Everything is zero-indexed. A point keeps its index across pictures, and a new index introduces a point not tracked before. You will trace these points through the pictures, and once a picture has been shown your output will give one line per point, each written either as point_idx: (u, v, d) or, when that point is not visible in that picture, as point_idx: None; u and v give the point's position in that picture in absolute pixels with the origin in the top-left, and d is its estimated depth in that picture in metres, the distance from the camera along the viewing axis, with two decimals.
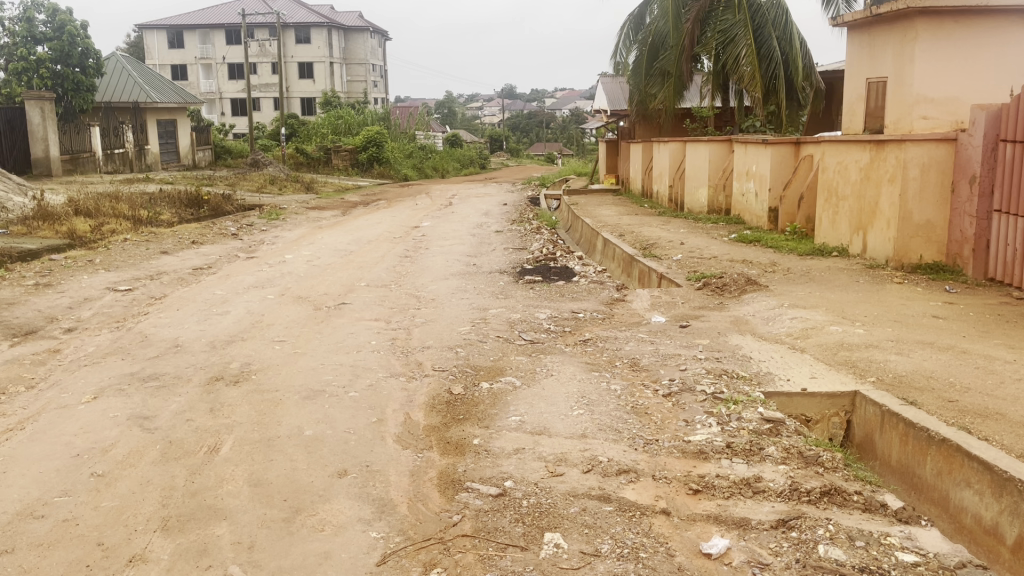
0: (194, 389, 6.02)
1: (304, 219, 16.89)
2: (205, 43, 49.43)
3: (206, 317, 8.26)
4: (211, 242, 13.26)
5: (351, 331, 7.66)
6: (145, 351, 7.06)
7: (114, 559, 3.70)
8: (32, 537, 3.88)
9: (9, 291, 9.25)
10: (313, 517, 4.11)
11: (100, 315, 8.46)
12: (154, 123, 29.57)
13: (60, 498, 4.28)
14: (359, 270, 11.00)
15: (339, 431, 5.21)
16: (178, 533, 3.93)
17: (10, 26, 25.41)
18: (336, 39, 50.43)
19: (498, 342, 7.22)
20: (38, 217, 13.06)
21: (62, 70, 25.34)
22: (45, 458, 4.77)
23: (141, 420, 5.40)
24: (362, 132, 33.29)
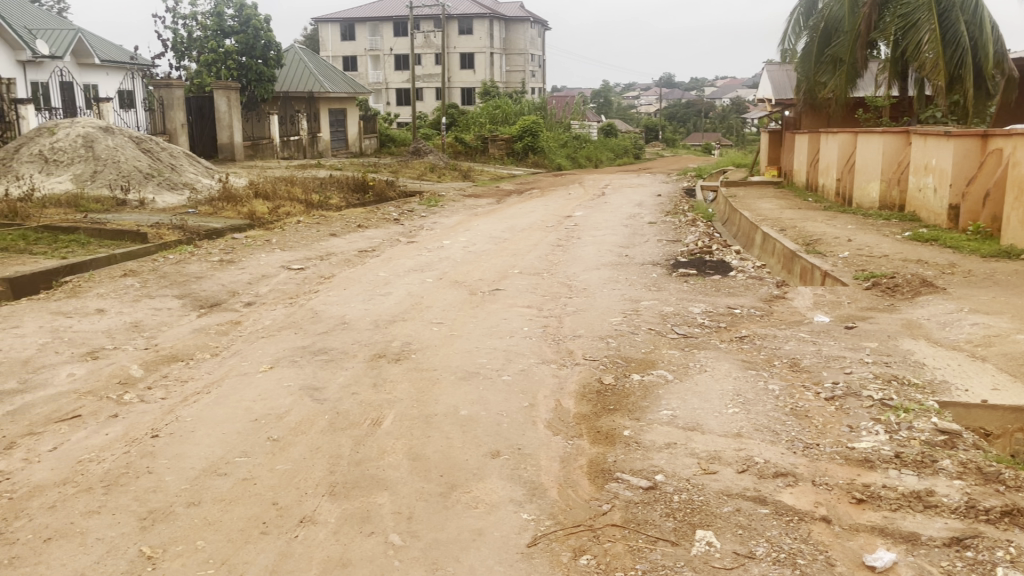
0: (359, 364, 6.37)
1: (462, 206, 17.35)
2: (374, 35, 51.77)
3: (371, 297, 8.69)
4: (375, 227, 13.89)
5: (504, 317, 7.82)
6: (316, 326, 7.52)
7: (287, 519, 3.98)
8: (217, 492, 4.24)
9: (198, 266, 10.10)
10: (468, 494, 4.25)
11: (275, 291, 9.06)
12: (326, 112, 31.28)
13: (240, 458, 4.65)
14: (513, 257, 11.19)
15: (493, 413, 5.35)
16: (343, 499, 4.18)
17: (202, 21, 27.70)
18: (497, 30, 51.31)
19: (650, 334, 7.15)
20: (224, 199, 14.20)
21: (246, 61, 27.32)
22: (228, 421, 5.21)
23: (311, 390, 5.77)
24: (519, 121, 33.67)
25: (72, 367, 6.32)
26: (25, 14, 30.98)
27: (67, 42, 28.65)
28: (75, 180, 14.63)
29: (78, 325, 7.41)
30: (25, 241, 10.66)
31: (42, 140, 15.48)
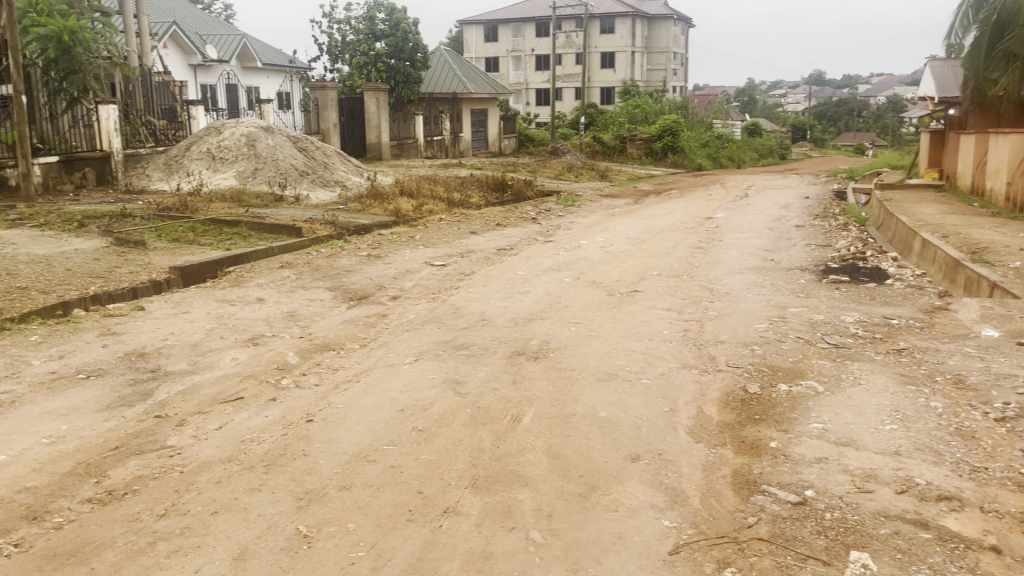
0: (499, 361, 6.46)
1: (599, 206, 17.30)
2: (516, 36, 52.50)
3: (510, 295, 8.81)
4: (514, 225, 14.07)
5: (644, 319, 7.72)
6: (457, 322, 7.70)
7: (432, 508, 4.09)
8: (366, 478, 4.41)
9: (348, 260, 10.58)
10: (608, 496, 4.23)
11: (419, 286, 9.34)
12: (468, 112, 31.96)
13: (387, 446, 4.82)
14: (652, 259, 11.04)
15: (633, 416, 5.29)
16: (485, 493, 4.26)
17: (356, 25, 28.98)
18: (639, 28, 50.79)
19: (798, 343, 6.87)
20: (372, 197, 14.79)
21: (395, 64, 28.39)
22: (376, 409, 5.41)
23: (454, 384, 5.91)
24: (660, 121, 33.18)
25: (235, 351, 6.75)
26: (198, 21, 33.35)
27: (233, 47, 30.71)
28: (239, 177, 15.65)
29: (240, 313, 7.91)
30: (194, 232, 11.49)
31: (210, 139, 16.69)
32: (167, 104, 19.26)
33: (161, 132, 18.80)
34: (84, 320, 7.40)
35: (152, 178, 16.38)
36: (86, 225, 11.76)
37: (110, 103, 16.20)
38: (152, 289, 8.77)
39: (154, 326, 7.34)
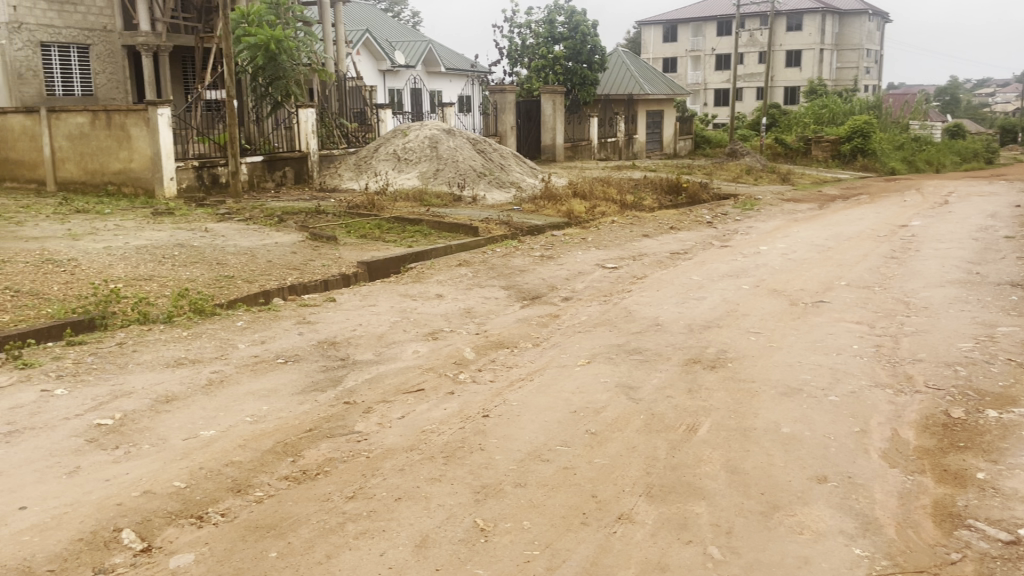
0: (674, 368, 6.32)
1: (779, 211, 16.58)
2: (696, 36, 51.38)
3: (685, 300, 8.61)
4: (689, 229, 13.75)
5: (831, 332, 7.29)
6: (631, 325, 7.61)
7: (606, 513, 4.06)
8: (540, 476, 4.45)
9: (522, 260, 10.75)
10: (792, 517, 4.02)
11: (591, 288, 9.34)
12: (644, 114, 31.66)
13: (561, 447, 4.84)
14: (838, 268, 10.43)
15: (819, 434, 5.01)
16: (661, 502, 4.17)
17: (536, 29, 29.50)
18: (829, 25, 48.25)
19: (1009, 366, 6.24)
20: (546, 199, 14.96)
21: (573, 66, 28.59)
22: (550, 409, 5.44)
23: (628, 389, 5.84)
24: (849, 122, 31.38)
25: (416, 344, 7.03)
26: (389, 28, 35.13)
27: (419, 52, 32.19)
28: (421, 177, 16.33)
29: (421, 307, 8.23)
30: (380, 229, 12.09)
31: (397, 141, 17.56)
32: (358, 107, 20.41)
33: (353, 134, 19.86)
34: (283, 309, 7.97)
35: (343, 178, 17.43)
36: (285, 220, 12.68)
37: (309, 107, 17.34)
38: (341, 283, 9.28)
39: (343, 316, 7.78)
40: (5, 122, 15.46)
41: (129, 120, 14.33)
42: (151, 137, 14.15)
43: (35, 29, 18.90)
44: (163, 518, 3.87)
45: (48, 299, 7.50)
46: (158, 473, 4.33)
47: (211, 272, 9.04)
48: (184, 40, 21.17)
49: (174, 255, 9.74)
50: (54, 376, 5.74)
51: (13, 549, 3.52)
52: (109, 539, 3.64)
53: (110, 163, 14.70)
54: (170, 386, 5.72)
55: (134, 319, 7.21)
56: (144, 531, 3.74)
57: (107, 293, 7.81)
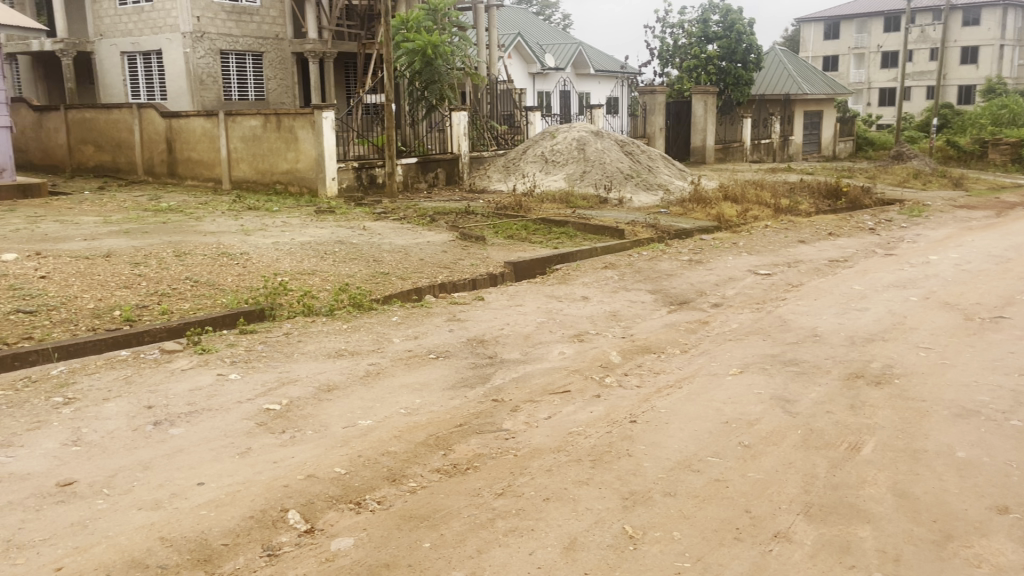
0: (834, 382, 6.00)
1: (951, 218, 15.44)
2: (861, 32, 48.68)
3: (845, 311, 8.17)
4: (849, 235, 13.05)
5: (1011, 351, 6.70)
6: (786, 335, 7.30)
7: (761, 530, 3.90)
8: (691, 487, 4.34)
9: (670, 264, 10.56)
10: (968, 548, 3.72)
11: (743, 294, 9.05)
12: (801, 114, 30.39)
13: (712, 458, 4.70)
14: (1020, 281, 9.57)
15: (999, 461, 4.61)
16: (820, 523, 3.96)
17: (689, 29, 28.96)
18: (1012, 18, 44.50)
19: None
20: (695, 201, 14.64)
21: (726, 66, 27.84)
22: (700, 418, 5.31)
23: (784, 401, 5.60)
24: None
25: (562, 346, 7.04)
26: (540, 31, 35.50)
27: (569, 54, 32.36)
28: (568, 179, 16.39)
29: (567, 309, 8.25)
30: (527, 230, 12.23)
31: (545, 144, 17.74)
32: (508, 110, 20.75)
33: (503, 135, 20.23)
34: (434, 305, 8.20)
35: (492, 179, 17.76)
36: (436, 220, 13.05)
37: (462, 110, 17.79)
38: (489, 282, 9.46)
39: (491, 315, 7.92)
40: (188, 125, 16.77)
41: (297, 123, 15.23)
42: (316, 139, 14.98)
43: (216, 38, 20.40)
44: (324, 502, 4.07)
45: (224, 289, 8.07)
46: (321, 458, 4.56)
47: (368, 269, 9.43)
48: (347, 47, 22.25)
49: (335, 251, 10.26)
50: (229, 361, 6.17)
51: (193, 521, 3.79)
52: (277, 518, 3.86)
53: (279, 164, 15.66)
54: (331, 375, 6.02)
55: (299, 310, 7.65)
56: (307, 513, 3.94)
57: (275, 286, 8.32)
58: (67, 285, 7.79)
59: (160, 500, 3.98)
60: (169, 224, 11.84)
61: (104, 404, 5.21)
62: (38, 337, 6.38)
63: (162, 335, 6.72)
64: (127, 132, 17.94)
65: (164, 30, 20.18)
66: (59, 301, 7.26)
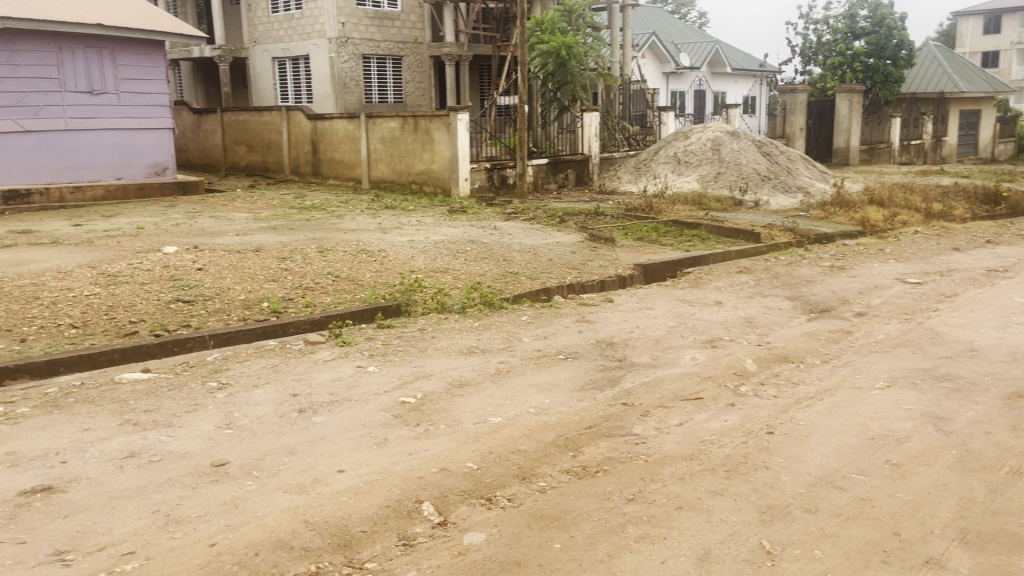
0: (993, 401, 5.57)
1: None
2: None
3: (1005, 325, 7.57)
4: (1010, 244, 12.08)
5: None
6: (938, 349, 6.84)
7: (911, 554, 3.67)
8: (834, 504, 4.13)
9: (809, 270, 10.13)
10: None
11: (890, 304, 8.55)
12: (956, 113, 28.45)
13: (856, 475, 4.46)
14: None
15: None
16: (978, 551, 3.69)
17: (834, 24, 27.76)
18: None
19: None
20: (837, 205, 13.98)
21: (874, 63, 26.49)
22: (843, 433, 5.05)
23: (936, 419, 5.24)
24: None
25: (695, 351, 6.88)
26: (676, 30, 34.89)
27: (705, 53, 31.62)
28: (701, 181, 16.04)
29: (700, 314, 8.05)
30: (657, 233, 12.03)
31: (679, 144, 17.45)
32: (641, 110, 20.52)
33: (634, 136, 20.04)
34: (564, 306, 8.19)
35: (622, 180, 17.63)
36: (566, 220, 13.09)
37: (594, 111, 17.76)
38: (618, 283, 9.36)
39: (622, 318, 7.83)
40: (332, 127, 17.53)
41: (433, 125, 15.64)
42: (451, 140, 15.33)
43: (359, 43, 21.23)
44: (457, 496, 4.14)
45: (362, 285, 8.38)
46: (454, 453, 4.64)
47: (499, 268, 9.54)
48: (482, 49, 22.65)
49: (467, 250, 10.45)
50: (367, 354, 6.39)
51: (335, 506, 3.94)
52: (412, 509, 3.96)
53: (415, 164, 16.11)
54: (463, 371, 6.13)
55: (433, 307, 7.83)
56: (441, 506, 4.03)
57: (411, 283, 8.56)
58: (221, 277, 8.30)
59: (303, 484, 4.17)
60: (312, 221, 12.40)
61: (254, 391, 5.52)
62: (196, 325, 6.83)
63: (306, 327, 7.04)
64: (276, 134, 18.95)
65: (311, 36, 21.16)
66: (214, 292, 7.74)
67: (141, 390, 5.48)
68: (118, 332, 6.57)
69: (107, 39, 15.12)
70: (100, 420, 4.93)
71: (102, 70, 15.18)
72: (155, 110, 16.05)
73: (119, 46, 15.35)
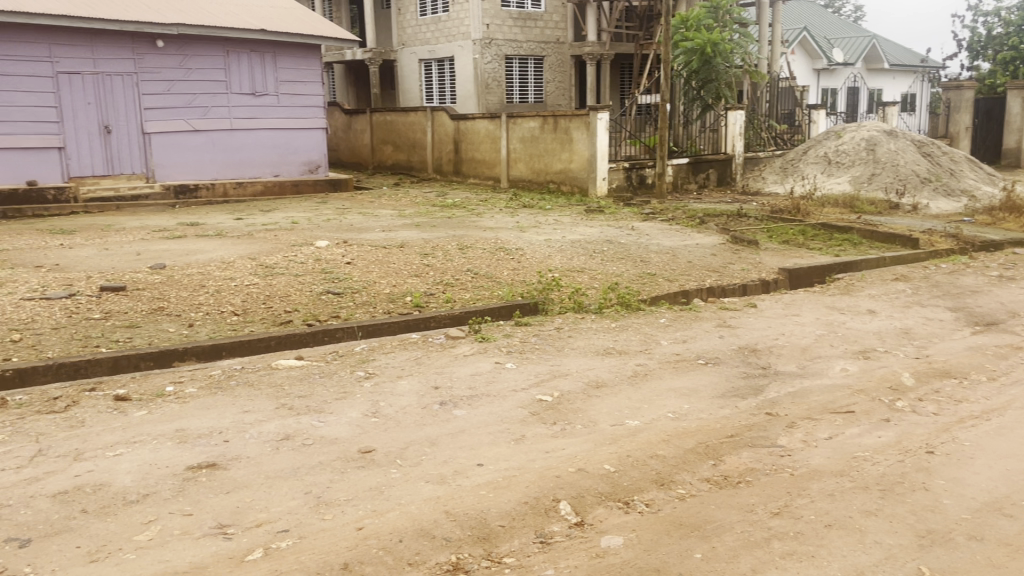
0: None
1: None
2: None
3: None
4: None
5: None
6: None
7: None
8: (1003, 533, 3.81)
9: (974, 279, 9.42)
10: None
11: None
12: None
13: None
14: None
15: None
16: None
17: (1006, 16, 25.77)
18: None
19: None
20: (1006, 209, 12.93)
21: None
22: (1013, 456, 4.65)
23: None
24: None
25: (845, 362, 6.53)
26: (828, 25, 33.41)
27: (861, 48, 30.06)
28: (853, 182, 15.28)
29: (851, 322, 7.64)
30: (804, 236, 11.52)
31: (830, 143, 16.69)
32: (788, 109, 19.76)
33: (781, 135, 19.30)
34: (704, 310, 7.99)
35: (767, 180, 17.06)
36: (706, 221, 12.78)
37: (738, 109, 17.22)
38: (761, 288, 9.03)
39: (765, 324, 7.55)
40: (473, 127, 17.89)
41: (573, 124, 15.65)
42: (591, 139, 15.30)
43: (503, 44, 21.56)
44: (594, 497, 4.11)
45: (500, 282, 8.50)
46: (591, 454, 4.62)
47: (637, 269, 9.42)
48: (624, 48, 22.48)
49: (605, 250, 10.39)
50: (505, 351, 6.46)
51: (475, 499, 4.01)
52: (550, 508, 3.96)
53: (553, 163, 16.17)
54: (601, 372, 6.09)
55: (570, 306, 7.83)
56: (579, 506, 4.01)
57: (549, 281, 8.60)
58: (368, 271, 8.62)
59: (444, 476, 4.26)
60: (453, 219, 12.71)
61: (398, 382, 5.70)
62: (344, 316, 7.13)
63: (446, 322, 7.21)
64: (420, 133, 19.53)
65: (456, 37, 21.67)
66: (361, 285, 8.06)
67: (295, 376, 5.78)
68: (275, 320, 6.95)
69: (269, 44, 16.07)
70: (258, 402, 5.24)
71: (264, 73, 16.13)
72: (310, 111, 16.89)
73: (279, 50, 16.27)
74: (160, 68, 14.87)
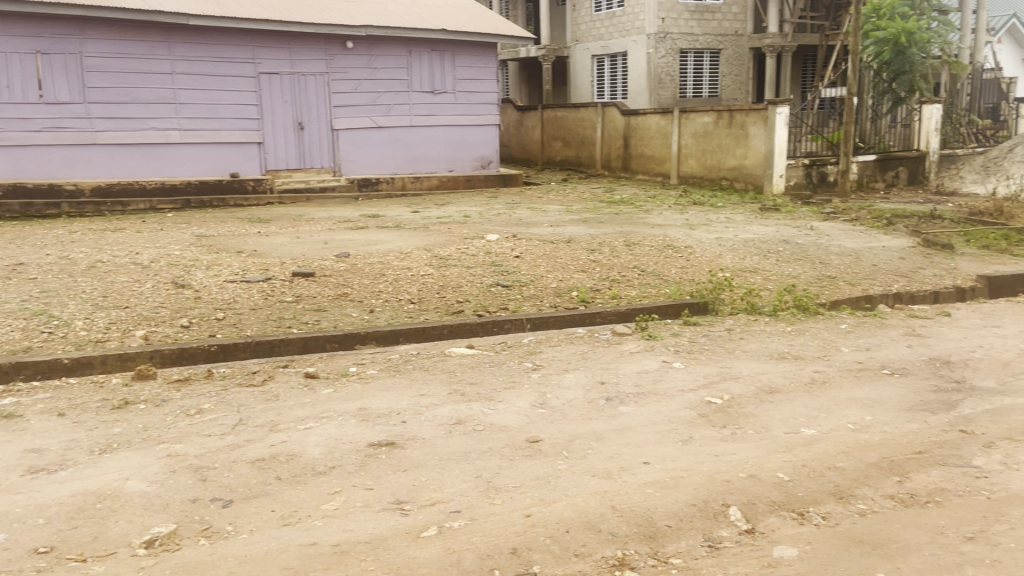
0: None
1: None
2: None
3: None
4: None
5: None
6: None
7: None
8: None
9: None
10: None
11: None
12: None
13: None
14: None
15: None
16: None
17: None
18: None
19: None
20: None
21: None
22: None
23: None
24: None
25: None
26: None
27: None
28: None
29: None
30: (1008, 241, 10.54)
31: None
32: (993, 102, 18.11)
33: (983, 131, 17.74)
34: (890, 317, 7.50)
35: (965, 180, 15.97)
36: (894, 222, 11.95)
37: (935, 102, 16.00)
38: (955, 295, 8.35)
39: (960, 335, 6.98)
40: (645, 122, 17.69)
41: (750, 119, 15.14)
42: (769, 135, 14.77)
43: (678, 38, 21.18)
44: (766, 505, 3.97)
45: (668, 280, 8.37)
46: (763, 460, 4.46)
47: (815, 271, 8.98)
48: (808, 39, 21.44)
49: (780, 250, 9.97)
50: (673, 350, 6.36)
51: (641, 497, 3.98)
52: (718, 511, 3.87)
53: (727, 160, 15.71)
54: (774, 377, 5.87)
55: (742, 308, 7.59)
56: (749, 513, 3.89)
57: (720, 281, 8.37)
58: (536, 265, 8.75)
59: (611, 471, 4.27)
60: (621, 215, 12.63)
61: (565, 375, 5.76)
62: (513, 308, 7.29)
63: (613, 318, 7.19)
64: (591, 129, 19.58)
65: (631, 32, 21.53)
66: (530, 279, 8.20)
67: (467, 364, 5.97)
68: (448, 309, 7.22)
69: (448, 43, 16.68)
70: (432, 387, 5.47)
71: (443, 72, 16.77)
72: (485, 108, 17.38)
73: (458, 49, 16.86)
74: (349, 68, 15.80)
